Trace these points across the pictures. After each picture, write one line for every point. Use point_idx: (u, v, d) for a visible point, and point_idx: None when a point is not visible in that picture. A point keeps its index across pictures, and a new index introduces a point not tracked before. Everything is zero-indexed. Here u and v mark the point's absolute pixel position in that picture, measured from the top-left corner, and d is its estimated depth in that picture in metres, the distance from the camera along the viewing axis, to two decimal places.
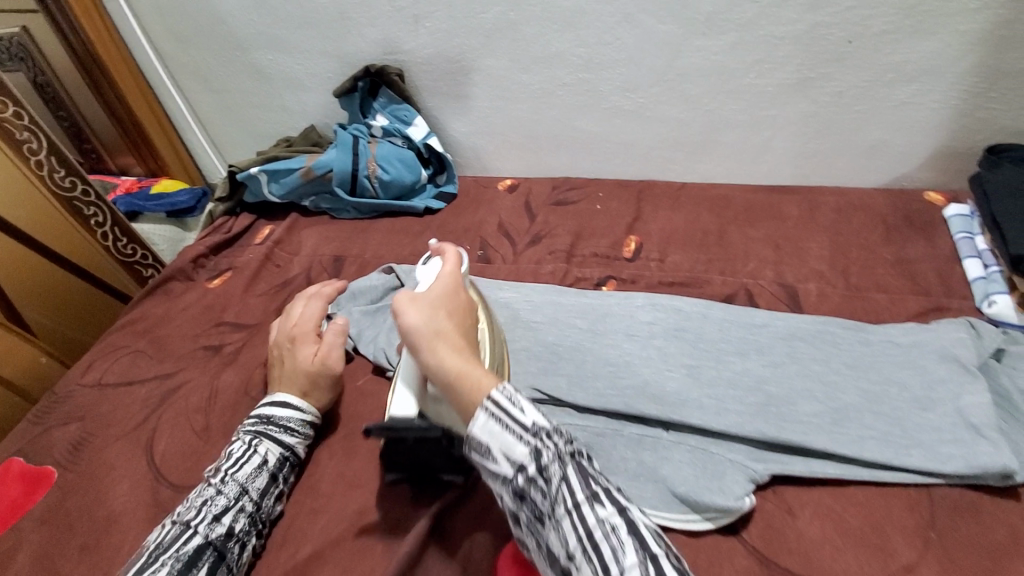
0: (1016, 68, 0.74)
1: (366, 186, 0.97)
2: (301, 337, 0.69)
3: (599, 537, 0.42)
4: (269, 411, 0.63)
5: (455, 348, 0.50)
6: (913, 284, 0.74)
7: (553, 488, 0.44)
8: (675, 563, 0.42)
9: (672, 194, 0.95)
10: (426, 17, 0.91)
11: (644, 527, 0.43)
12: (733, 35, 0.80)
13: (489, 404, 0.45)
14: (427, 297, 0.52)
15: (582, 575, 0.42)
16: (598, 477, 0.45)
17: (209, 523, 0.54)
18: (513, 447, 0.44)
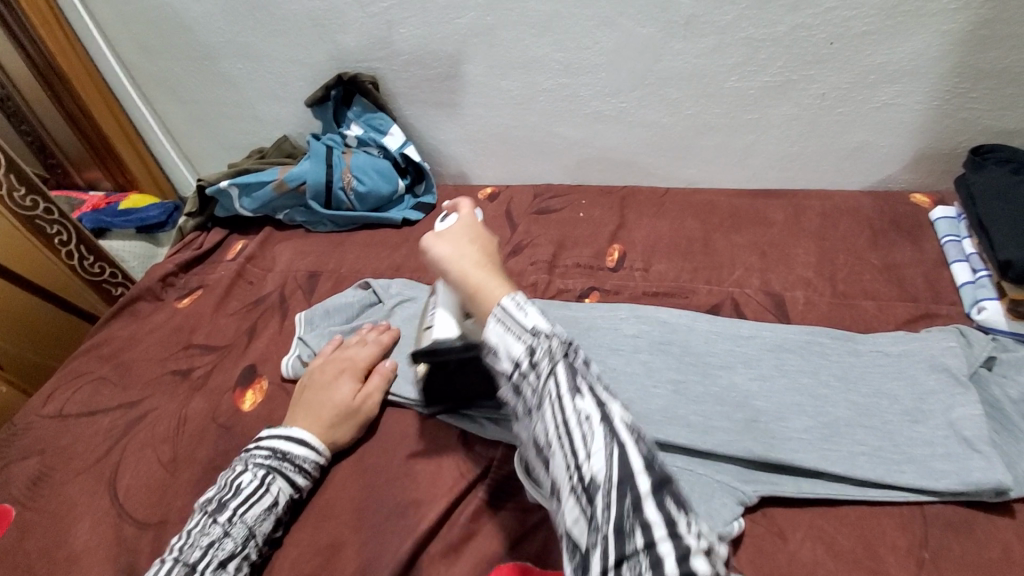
0: (1000, 67, 0.73)
1: (341, 198, 0.95)
2: (342, 373, 0.66)
3: (573, 427, 0.41)
4: (287, 447, 0.59)
5: (480, 265, 0.51)
6: (900, 290, 0.73)
7: (541, 384, 0.43)
8: (647, 457, 0.40)
9: (656, 200, 0.93)
10: (399, 23, 0.89)
11: (624, 424, 0.41)
12: (714, 38, 0.78)
13: (497, 309, 0.46)
14: (450, 233, 0.54)
15: (556, 460, 0.42)
16: (591, 376, 0.43)
17: (214, 569, 0.51)
18: (510, 344, 0.45)
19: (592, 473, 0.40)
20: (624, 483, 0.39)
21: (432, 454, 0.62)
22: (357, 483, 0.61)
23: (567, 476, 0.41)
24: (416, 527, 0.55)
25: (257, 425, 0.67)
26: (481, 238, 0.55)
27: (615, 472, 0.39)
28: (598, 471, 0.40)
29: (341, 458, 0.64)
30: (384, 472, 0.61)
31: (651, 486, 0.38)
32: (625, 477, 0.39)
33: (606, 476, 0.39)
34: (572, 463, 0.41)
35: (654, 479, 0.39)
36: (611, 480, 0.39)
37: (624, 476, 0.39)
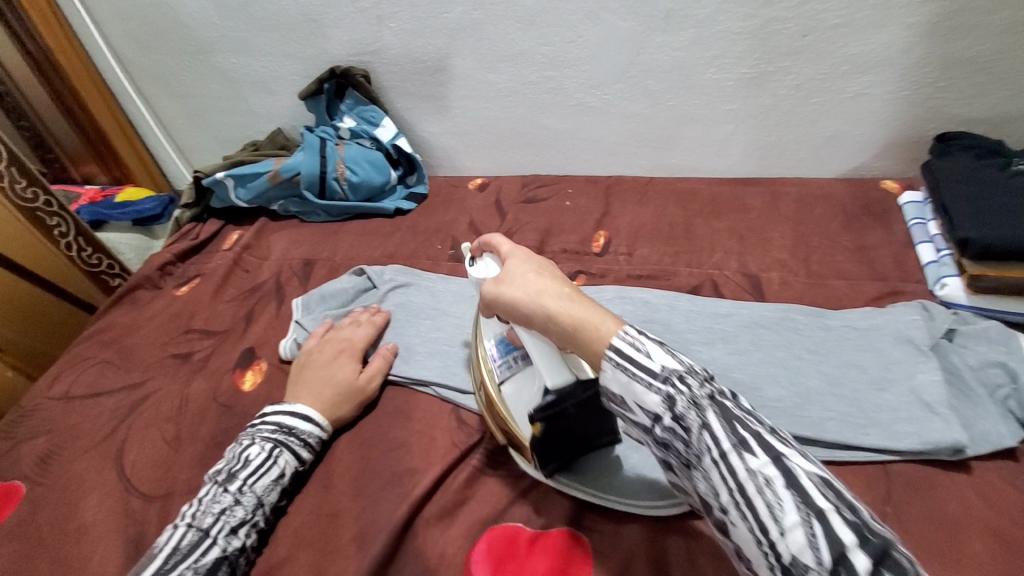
0: (962, 58, 0.77)
1: (335, 188, 0.97)
2: (342, 354, 0.70)
3: (749, 487, 0.38)
4: (291, 422, 0.62)
5: (570, 297, 0.48)
6: (870, 270, 0.77)
7: (693, 437, 0.41)
8: (852, 522, 0.35)
9: (640, 189, 0.96)
10: (390, 18, 0.91)
11: (810, 478, 0.37)
12: (693, 31, 0.82)
13: (611, 352, 0.44)
14: (531, 263, 0.53)
15: (741, 531, 0.38)
16: (751, 421, 0.40)
17: (226, 535, 0.54)
18: (643, 396, 0.43)
19: (792, 546, 0.35)
20: (839, 560, 0.34)
21: (427, 429, 0.65)
22: (355, 456, 0.64)
23: (758, 551, 0.37)
24: (411, 494, 0.58)
25: (257, 404, 0.70)
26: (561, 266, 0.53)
27: (823, 543, 0.34)
28: (800, 544, 0.35)
29: (337, 434, 0.67)
30: (381, 445, 0.64)
31: (867, 558, 0.33)
32: (834, 550, 0.34)
33: (812, 552, 0.34)
34: (763, 536, 0.37)
35: (868, 547, 0.34)
36: (818, 555, 0.34)
37: (834, 550, 0.34)
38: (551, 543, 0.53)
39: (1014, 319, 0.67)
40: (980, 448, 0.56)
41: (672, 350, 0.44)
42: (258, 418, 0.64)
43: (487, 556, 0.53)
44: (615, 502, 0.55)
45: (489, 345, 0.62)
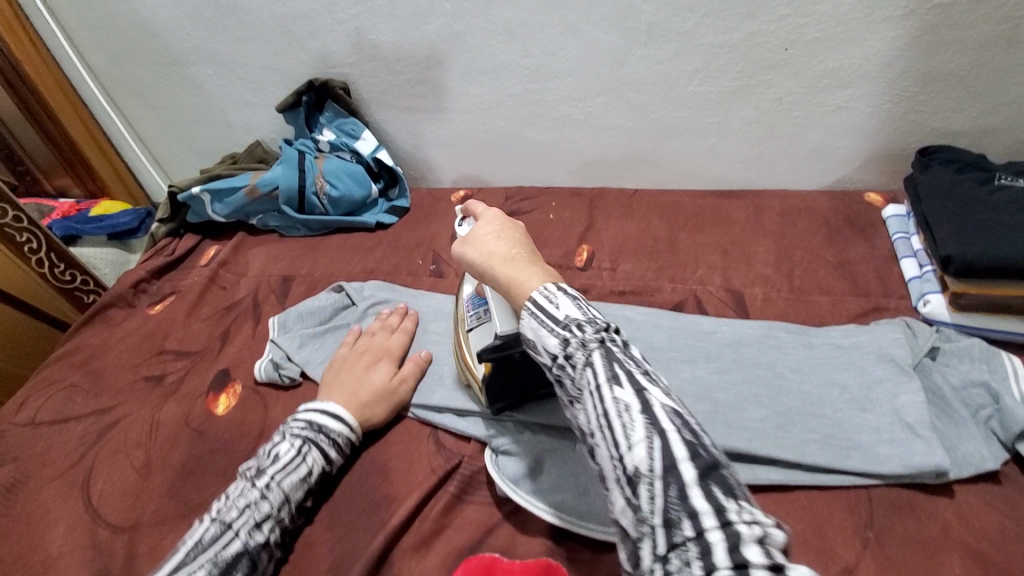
0: (943, 71, 0.76)
1: (315, 202, 0.96)
2: (378, 359, 0.69)
3: (611, 411, 0.41)
4: (322, 419, 0.60)
5: (513, 258, 0.53)
6: (853, 285, 0.76)
7: (579, 374, 0.44)
8: (688, 441, 0.38)
9: (624, 201, 0.95)
10: (368, 29, 0.90)
11: (663, 407, 0.40)
12: (674, 44, 0.81)
13: (530, 303, 0.48)
14: (491, 225, 0.56)
15: (600, 449, 0.42)
16: (629, 361, 0.43)
17: (250, 528, 0.52)
18: (546, 340, 0.47)
19: (635, 459, 0.39)
20: (669, 470, 0.37)
21: (404, 454, 0.64)
22: (330, 483, 0.62)
23: (613, 468, 0.41)
24: (387, 523, 0.57)
25: (229, 430, 0.68)
26: (523, 234, 0.57)
27: (658, 457, 0.38)
28: (641, 458, 0.38)
29: None
30: (356, 471, 0.63)
31: (695, 471, 0.37)
32: (667, 463, 0.38)
33: (649, 463, 0.38)
34: (615, 452, 0.40)
35: (697, 462, 0.37)
36: (653, 466, 0.38)
37: (667, 461, 0.38)
38: (528, 572, 0.51)
39: (996, 338, 0.67)
40: (961, 471, 0.56)
41: (581, 304, 0.47)
42: (293, 413, 0.62)
43: None
44: (591, 530, 0.54)
45: (466, 296, 0.67)
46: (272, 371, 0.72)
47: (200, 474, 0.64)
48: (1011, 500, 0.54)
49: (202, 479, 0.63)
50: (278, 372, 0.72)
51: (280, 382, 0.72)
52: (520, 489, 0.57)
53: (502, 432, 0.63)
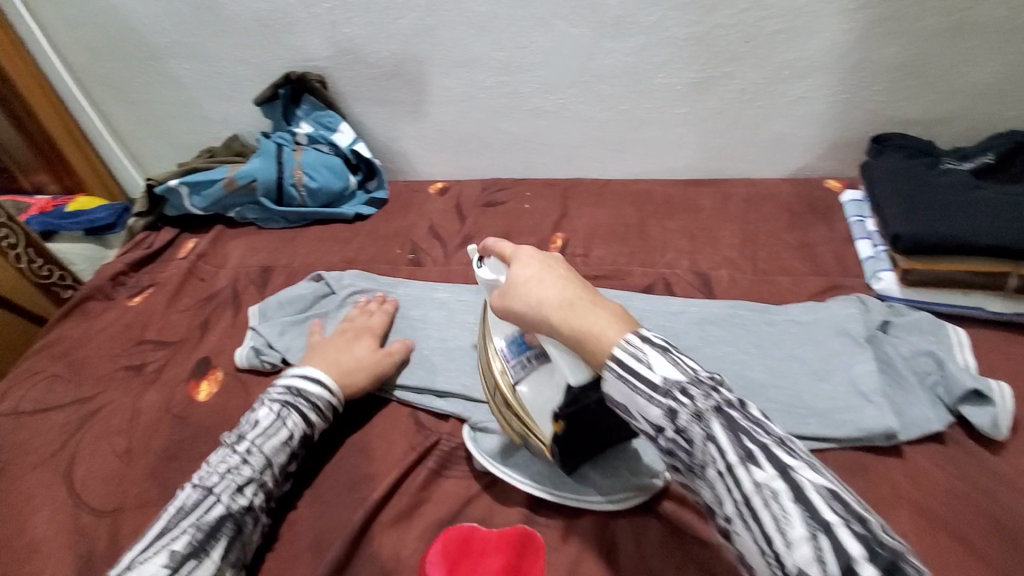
0: (893, 62, 0.81)
1: (293, 195, 0.97)
2: (360, 335, 0.71)
3: (755, 500, 0.35)
4: (300, 385, 0.62)
5: (589, 307, 0.45)
6: (813, 266, 0.80)
7: (697, 449, 0.38)
8: (860, 535, 0.32)
9: (597, 191, 0.98)
10: (343, 23, 0.91)
11: (818, 491, 0.34)
12: (641, 37, 0.84)
13: (613, 360, 0.41)
14: (531, 270, 0.49)
15: (744, 540, 0.36)
16: (756, 430, 0.37)
17: (231, 492, 0.53)
18: (644, 409, 0.40)
19: (799, 562, 0.33)
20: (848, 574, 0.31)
21: (384, 434, 0.65)
22: (312, 463, 0.64)
23: (763, 565, 0.35)
24: (368, 499, 0.59)
25: (211, 415, 0.69)
26: (571, 267, 0.49)
27: (831, 559, 0.32)
28: (806, 560, 0.32)
29: None
30: (338, 451, 0.64)
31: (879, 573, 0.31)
32: (844, 567, 0.31)
33: (819, 568, 0.32)
34: (769, 551, 0.34)
35: (879, 562, 0.31)
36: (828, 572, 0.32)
37: (843, 565, 0.31)
38: (505, 541, 0.54)
39: (944, 311, 0.70)
40: (909, 433, 0.60)
41: (677, 358, 0.41)
42: (273, 382, 0.64)
43: (442, 558, 0.53)
44: (567, 498, 0.57)
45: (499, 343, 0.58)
46: (254, 358, 0.73)
47: (183, 459, 0.65)
48: (955, 459, 0.58)
49: (185, 463, 0.65)
50: (258, 358, 0.73)
51: (262, 368, 0.73)
52: (497, 463, 0.60)
53: (479, 411, 0.66)
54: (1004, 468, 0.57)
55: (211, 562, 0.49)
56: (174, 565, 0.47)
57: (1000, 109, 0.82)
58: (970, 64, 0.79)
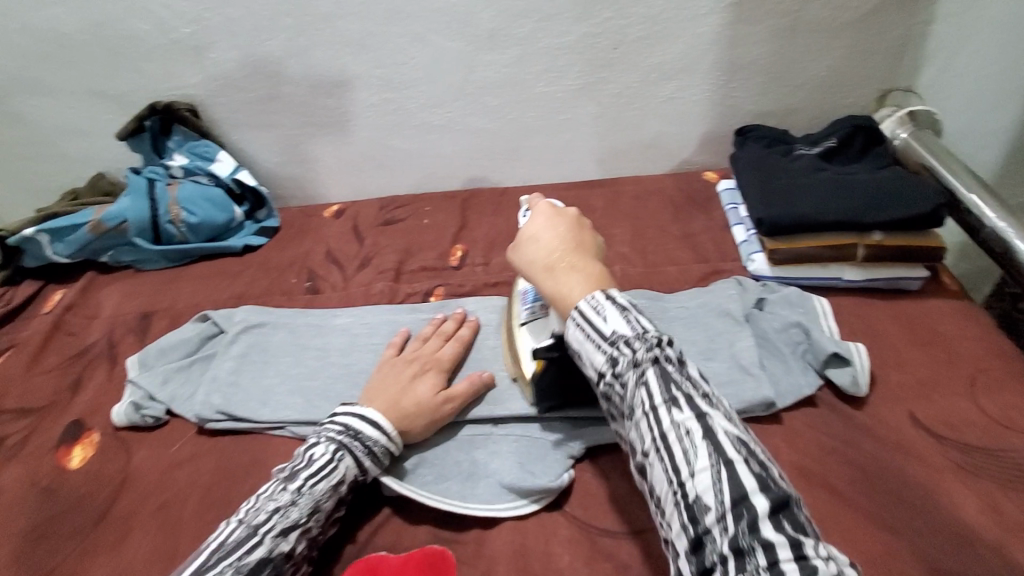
0: (745, 60, 0.88)
1: (171, 232, 0.91)
2: (426, 369, 0.64)
3: (670, 435, 0.41)
4: (357, 424, 0.57)
5: (574, 269, 0.51)
6: (696, 254, 0.86)
7: (629, 391, 0.44)
8: (757, 473, 0.39)
9: (495, 200, 0.99)
10: (209, 48, 0.87)
11: (728, 435, 0.41)
12: (516, 48, 0.86)
13: (578, 312, 0.48)
14: (534, 226, 0.55)
15: (657, 472, 0.42)
16: (686, 382, 0.43)
17: (276, 535, 0.49)
18: (593, 357, 0.47)
19: (699, 487, 0.39)
20: (740, 500, 0.38)
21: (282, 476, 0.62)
22: (205, 515, 0.60)
23: (667, 489, 0.41)
24: None
25: (87, 482, 0.64)
26: (569, 230, 0.55)
27: (727, 489, 0.38)
28: (706, 488, 0.39)
29: (187, 493, 0.62)
30: (232, 498, 0.61)
31: (768, 503, 0.37)
32: (738, 495, 0.38)
33: (715, 493, 0.38)
34: (675, 478, 0.40)
35: (770, 495, 0.38)
36: (721, 498, 0.38)
37: (736, 493, 0.38)
38: (413, 566, 0.54)
39: (810, 283, 0.77)
40: (785, 399, 0.65)
41: (632, 317, 0.46)
42: (326, 419, 0.59)
43: None
44: (474, 509, 0.57)
45: (522, 286, 0.66)
46: (133, 414, 0.68)
47: (57, 534, 0.60)
48: (822, 419, 0.64)
49: (56, 542, 0.59)
50: (138, 414, 0.69)
51: (144, 425, 0.69)
52: (405, 482, 0.59)
53: None
54: (862, 421, 0.64)
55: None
56: None
57: (840, 98, 0.92)
58: (810, 58, 0.88)
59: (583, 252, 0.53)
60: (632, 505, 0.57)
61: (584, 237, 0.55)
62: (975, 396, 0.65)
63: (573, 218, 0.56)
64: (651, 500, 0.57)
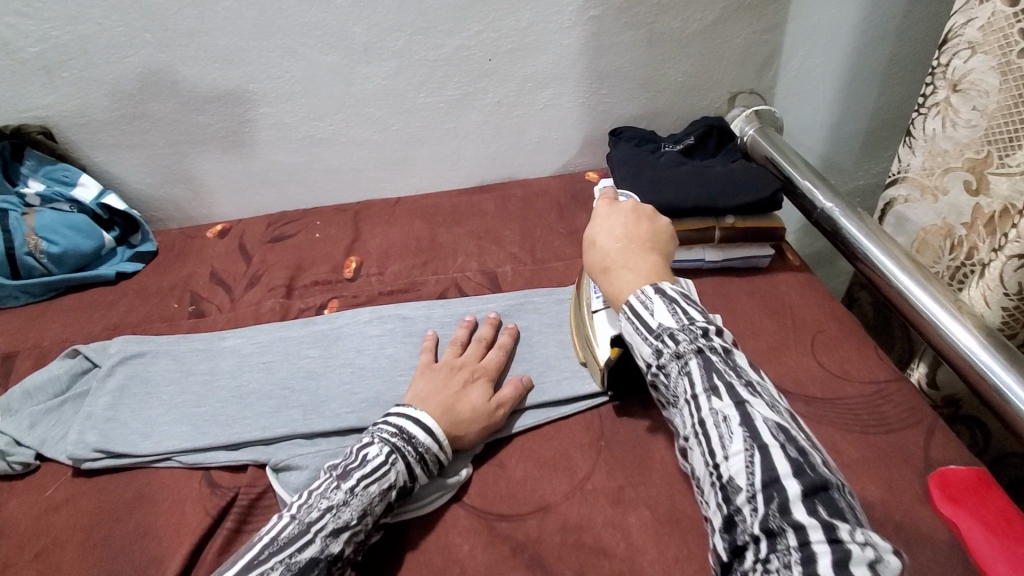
0: (610, 69, 0.95)
1: (30, 263, 0.85)
2: (475, 377, 0.66)
3: (709, 421, 0.46)
4: (407, 426, 0.57)
5: (629, 269, 0.56)
6: (581, 248, 0.92)
7: (674, 381, 0.49)
8: (793, 460, 0.41)
9: (388, 210, 1.01)
10: (59, 67, 0.82)
11: (766, 421, 0.44)
12: (393, 61, 0.88)
13: (628, 306, 0.53)
14: (594, 228, 0.62)
15: (696, 455, 0.46)
16: (730, 372, 0.47)
17: (328, 536, 0.49)
18: (640, 347, 0.51)
19: (731, 469, 0.43)
20: (770, 482, 0.41)
21: (172, 506, 0.60)
22: (90, 557, 0.57)
23: (705, 471, 0.45)
24: None
25: None
26: (625, 226, 0.61)
27: (757, 471, 0.42)
28: (739, 471, 0.43)
29: (68, 536, 0.59)
30: (119, 538, 0.58)
31: (799, 486, 0.40)
32: (769, 478, 0.41)
33: (747, 475, 0.42)
34: (711, 459, 0.44)
35: (802, 479, 0.41)
36: (753, 481, 0.41)
37: (767, 475, 0.41)
38: None
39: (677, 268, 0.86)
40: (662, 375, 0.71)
41: (679, 310, 0.51)
42: (387, 412, 0.60)
43: None
44: None
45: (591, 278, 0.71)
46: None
47: None
48: None
49: None
50: (6, 461, 0.64)
51: (13, 472, 0.64)
52: None
53: (283, 449, 0.63)
54: None
55: None
56: None
57: (698, 100, 1.02)
58: (668, 66, 0.96)
59: (637, 250, 0.58)
60: (527, 487, 0.61)
61: (640, 233, 0.60)
62: (816, 355, 0.75)
63: (630, 212, 0.62)
64: (546, 482, 0.61)
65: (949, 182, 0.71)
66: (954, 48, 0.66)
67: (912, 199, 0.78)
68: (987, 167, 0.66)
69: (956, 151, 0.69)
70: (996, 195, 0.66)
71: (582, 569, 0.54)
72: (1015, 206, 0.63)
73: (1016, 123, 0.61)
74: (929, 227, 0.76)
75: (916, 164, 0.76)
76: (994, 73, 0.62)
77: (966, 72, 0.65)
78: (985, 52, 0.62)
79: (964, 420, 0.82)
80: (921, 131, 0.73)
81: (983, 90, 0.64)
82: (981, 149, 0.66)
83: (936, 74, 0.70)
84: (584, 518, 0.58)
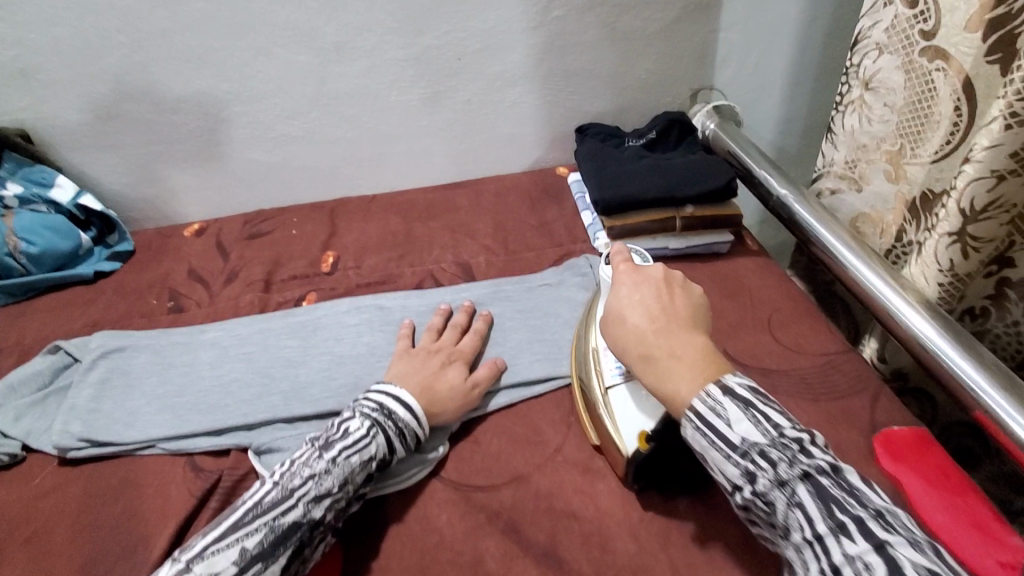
0: (575, 67, 0.99)
1: (10, 263, 0.86)
2: (451, 360, 0.69)
3: (843, 565, 0.40)
4: (386, 402, 0.60)
5: (679, 357, 0.51)
6: (552, 238, 0.95)
7: (781, 513, 0.44)
8: None
9: (363, 206, 1.03)
10: (32, 68, 0.83)
11: (914, 564, 0.39)
12: (365, 60, 0.91)
13: (693, 410, 0.48)
14: (620, 302, 0.56)
15: None
16: (846, 500, 0.42)
17: (310, 501, 0.51)
18: (722, 466, 0.46)
19: None
20: None
21: (156, 490, 0.62)
22: (76, 541, 0.58)
23: None
24: (144, 565, 0.55)
25: None
26: (656, 301, 0.55)
27: None
28: None
29: (53, 523, 0.60)
30: (104, 522, 0.60)
31: None
32: None
33: None
34: None
35: None
36: None
37: None
38: None
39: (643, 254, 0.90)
40: None
41: (761, 418, 0.46)
42: (360, 397, 0.62)
43: None
44: None
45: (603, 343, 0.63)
46: None
47: None
48: None
49: None
50: None
51: None
52: None
53: (265, 434, 0.65)
54: None
55: (274, 570, 0.48)
56: (243, 565, 0.47)
57: (661, 97, 1.06)
58: (631, 63, 1.01)
59: (678, 331, 0.52)
60: (501, 461, 0.64)
61: (675, 305, 0.55)
62: (773, 332, 0.79)
63: (658, 281, 0.57)
64: (519, 456, 0.64)
65: (871, 174, 0.78)
66: (865, 49, 0.73)
67: (840, 191, 0.85)
68: (903, 158, 0.73)
69: (874, 144, 0.76)
70: (913, 181, 0.72)
71: (554, 532, 0.57)
72: (933, 190, 0.69)
73: (923, 116, 0.67)
74: (860, 215, 0.83)
75: (839, 158, 0.82)
76: (900, 71, 0.69)
77: (875, 71, 0.72)
78: (892, 52, 0.69)
79: (913, 392, 0.87)
80: (841, 127, 0.81)
81: (890, 87, 0.71)
82: (896, 142, 0.73)
83: (850, 75, 0.77)
84: (555, 487, 0.61)
